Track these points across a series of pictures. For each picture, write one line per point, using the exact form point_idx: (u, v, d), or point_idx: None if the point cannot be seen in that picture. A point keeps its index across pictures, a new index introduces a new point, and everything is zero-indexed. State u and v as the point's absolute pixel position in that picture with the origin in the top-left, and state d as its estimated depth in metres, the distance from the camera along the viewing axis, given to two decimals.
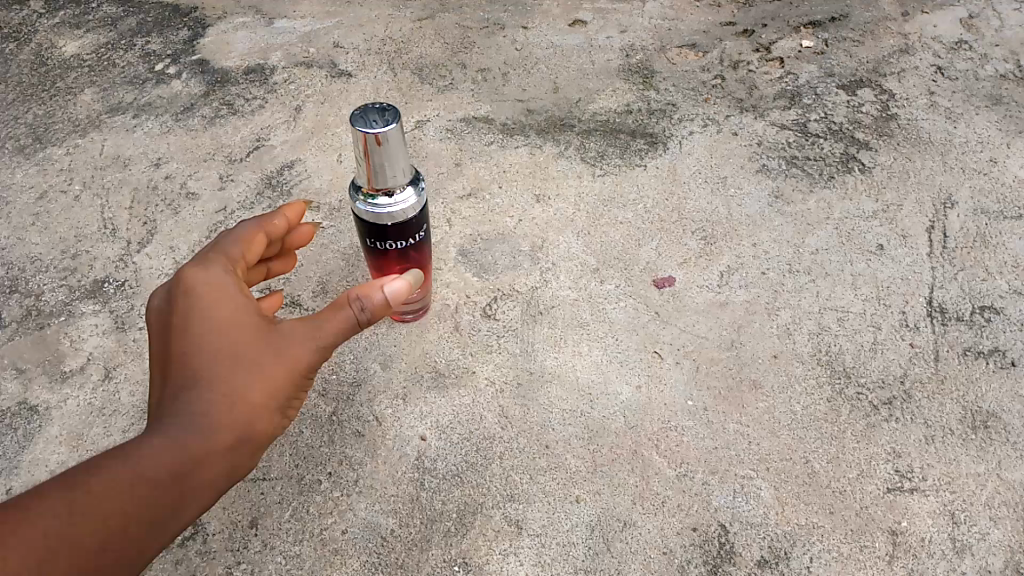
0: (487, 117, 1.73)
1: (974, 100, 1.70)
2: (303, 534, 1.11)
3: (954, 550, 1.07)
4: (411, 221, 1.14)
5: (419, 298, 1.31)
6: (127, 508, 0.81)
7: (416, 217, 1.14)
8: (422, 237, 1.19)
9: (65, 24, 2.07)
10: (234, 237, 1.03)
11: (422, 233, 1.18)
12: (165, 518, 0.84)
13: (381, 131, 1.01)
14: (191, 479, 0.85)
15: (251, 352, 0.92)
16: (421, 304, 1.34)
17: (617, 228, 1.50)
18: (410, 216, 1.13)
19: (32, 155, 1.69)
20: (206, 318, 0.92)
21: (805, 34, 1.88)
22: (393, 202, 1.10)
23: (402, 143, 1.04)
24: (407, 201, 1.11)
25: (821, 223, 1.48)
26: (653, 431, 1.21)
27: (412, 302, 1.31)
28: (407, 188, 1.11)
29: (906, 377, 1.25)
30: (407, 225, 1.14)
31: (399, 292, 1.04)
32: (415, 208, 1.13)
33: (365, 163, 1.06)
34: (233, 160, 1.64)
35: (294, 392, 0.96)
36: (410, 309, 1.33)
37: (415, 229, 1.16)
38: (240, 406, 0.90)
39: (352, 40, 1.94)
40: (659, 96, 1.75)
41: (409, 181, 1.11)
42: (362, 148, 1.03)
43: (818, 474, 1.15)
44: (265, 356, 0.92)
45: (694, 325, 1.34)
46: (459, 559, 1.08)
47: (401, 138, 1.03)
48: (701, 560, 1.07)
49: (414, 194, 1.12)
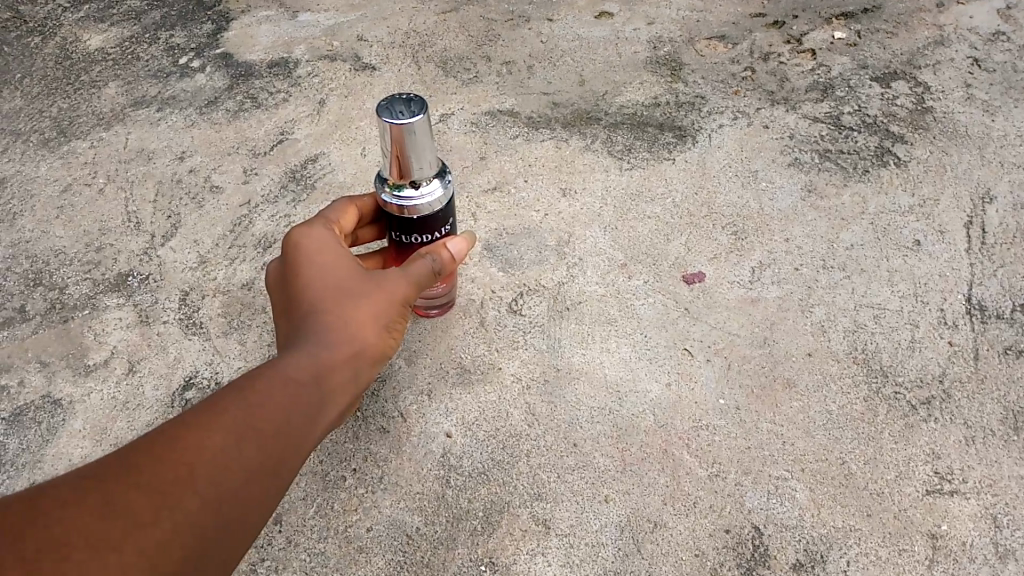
0: (513, 111, 1.71)
1: (1013, 92, 1.65)
2: (328, 531, 1.10)
3: (997, 556, 1.03)
4: (437, 214, 1.11)
5: (446, 291, 1.29)
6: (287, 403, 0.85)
7: (442, 210, 1.12)
8: (448, 229, 1.16)
9: (89, 18, 2.07)
10: (329, 207, 1.12)
11: (448, 225, 1.15)
12: (317, 419, 0.88)
13: (407, 122, 0.99)
14: (330, 383, 0.90)
15: (365, 279, 0.98)
16: (450, 294, 1.31)
17: (645, 222, 1.47)
18: (435, 210, 1.10)
19: (57, 148, 1.69)
20: (317, 259, 0.99)
21: (836, 26, 1.85)
22: (418, 194, 1.08)
23: (429, 137, 1.02)
24: (432, 194, 1.09)
25: (856, 218, 1.44)
26: (684, 430, 1.18)
27: (440, 293, 1.28)
28: (433, 180, 1.09)
29: (945, 376, 1.21)
30: (433, 218, 1.11)
31: (463, 250, 1.08)
32: (441, 202, 1.11)
33: (391, 155, 1.03)
34: (257, 154, 1.63)
35: (400, 320, 1.02)
36: (438, 302, 1.31)
37: (441, 222, 1.14)
38: (363, 322, 0.95)
39: (376, 33, 1.92)
40: (688, 88, 1.72)
41: (435, 175, 1.09)
42: (387, 141, 1.01)
43: (855, 475, 1.12)
44: (375, 281, 0.98)
45: (725, 322, 1.31)
46: (485, 559, 1.06)
47: (427, 131, 1.01)
48: (735, 563, 1.04)
49: (440, 187, 1.10)
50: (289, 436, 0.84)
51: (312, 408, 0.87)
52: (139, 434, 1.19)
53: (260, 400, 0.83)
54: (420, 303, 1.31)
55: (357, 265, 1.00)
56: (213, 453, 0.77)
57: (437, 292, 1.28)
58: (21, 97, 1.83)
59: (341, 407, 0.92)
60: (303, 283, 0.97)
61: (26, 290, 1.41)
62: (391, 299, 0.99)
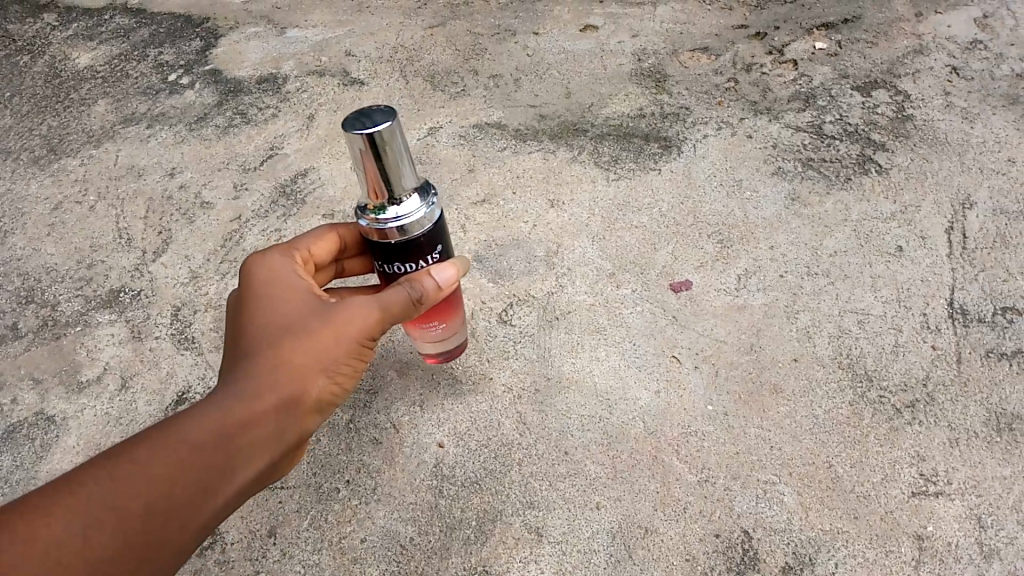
0: (500, 123, 1.73)
1: (990, 99, 1.68)
2: (323, 542, 1.11)
3: (982, 555, 1.05)
4: (420, 241, 1.00)
5: (454, 331, 1.19)
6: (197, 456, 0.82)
7: (424, 237, 1.00)
8: (440, 253, 1.05)
9: (78, 36, 2.09)
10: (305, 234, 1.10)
11: (437, 250, 1.04)
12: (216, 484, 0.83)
13: (378, 125, 0.89)
14: (235, 444, 0.84)
15: (304, 323, 0.93)
16: (460, 333, 1.22)
17: (632, 232, 1.49)
18: (415, 236, 0.99)
19: (47, 166, 1.70)
20: (266, 294, 0.96)
21: (818, 36, 1.88)
22: (399, 213, 0.96)
23: (403, 146, 0.93)
24: (414, 213, 0.97)
25: (839, 225, 1.47)
26: (673, 436, 1.20)
27: (450, 334, 1.19)
28: (413, 197, 0.97)
29: (928, 379, 1.24)
30: (415, 246, 1.00)
31: (449, 280, 1.02)
32: (425, 222, 0.98)
33: (367, 169, 0.93)
34: (247, 169, 1.64)
35: (352, 362, 0.96)
36: (449, 346, 1.22)
37: (427, 247, 1.02)
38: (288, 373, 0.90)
39: (364, 48, 1.94)
40: (673, 99, 1.74)
41: (415, 191, 0.97)
42: (360, 155, 0.91)
43: (842, 479, 1.13)
44: (323, 317, 0.94)
45: (713, 329, 1.33)
46: (479, 567, 1.07)
47: (400, 137, 0.92)
48: (725, 567, 1.06)
49: (423, 204, 0.97)
50: (169, 510, 0.79)
51: (225, 461, 0.84)
52: None
53: (165, 452, 0.80)
54: (431, 350, 1.21)
55: (310, 299, 0.96)
56: (55, 536, 0.73)
57: (445, 333, 1.18)
58: (11, 116, 1.85)
59: (265, 459, 0.88)
60: (249, 318, 0.94)
61: (18, 308, 1.42)
62: (330, 345, 0.93)
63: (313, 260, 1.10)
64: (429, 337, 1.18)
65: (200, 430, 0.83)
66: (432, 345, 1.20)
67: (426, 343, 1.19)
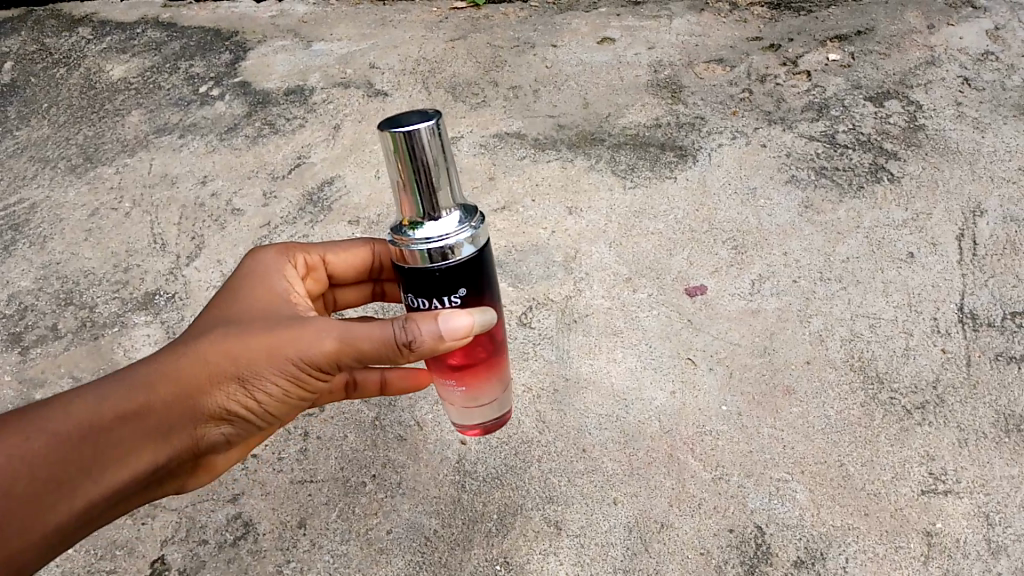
0: (520, 133, 1.78)
1: (1002, 110, 1.71)
2: (350, 533, 1.15)
3: (990, 551, 1.08)
4: (435, 276, 0.75)
5: (490, 400, 0.88)
6: (64, 446, 0.75)
7: (442, 272, 0.75)
8: (467, 297, 0.78)
9: (112, 48, 2.17)
10: (332, 243, 1.04)
11: (461, 292, 0.77)
12: (68, 485, 0.75)
13: (411, 126, 0.69)
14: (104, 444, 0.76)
15: (245, 328, 0.83)
16: (506, 402, 0.91)
17: (649, 238, 1.53)
18: (429, 267, 0.74)
19: (83, 174, 1.78)
20: (240, 289, 0.90)
21: (831, 48, 1.92)
22: (431, 234, 0.73)
23: (445, 154, 0.72)
24: (449, 236, 0.73)
25: (851, 232, 1.50)
26: (688, 435, 1.23)
27: (487, 403, 0.88)
28: (452, 219, 0.73)
29: (938, 382, 1.27)
30: (429, 280, 0.76)
31: (456, 331, 0.77)
32: (458, 251, 0.74)
33: (398, 185, 0.72)
34: (276, 177, 1.70)
35: (293, 385, 0.84)
36: (487, 420, 0.90)
37: (446, 286, 0.76)
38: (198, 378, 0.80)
39: (387, 61, 2.00)
40: (688, 110, 1.79)
41: (457, 209, 0.74)
42: (390, 161, 0.71)
43: (853, 477, 1.17)
44: (272, 326, 0.83)
45: (727, 332, 1.36)
46: (500, 559, 1.11)
47: (441, 141, 0.71)
48: (739, 561, 1.09)
49: (463, 226, 0.74)
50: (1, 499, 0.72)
51: (85, 460, 0.76)
52: None
53: (20, 437, 0.74)
54: (464, 421, 0.90)
55: (278, 308, 0.87)
56: None
57: (480, 401, 0.87)
58: (50, 127, 1.93)
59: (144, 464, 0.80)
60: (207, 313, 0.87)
61: (58, 309, 1.48)
62: (262, 358, 0.81)
63: (327, 270, 1.03)
64: (458, 403, 0.88)
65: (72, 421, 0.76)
66: (465, 416, 0.89)
67: (457, 409, 0.89)
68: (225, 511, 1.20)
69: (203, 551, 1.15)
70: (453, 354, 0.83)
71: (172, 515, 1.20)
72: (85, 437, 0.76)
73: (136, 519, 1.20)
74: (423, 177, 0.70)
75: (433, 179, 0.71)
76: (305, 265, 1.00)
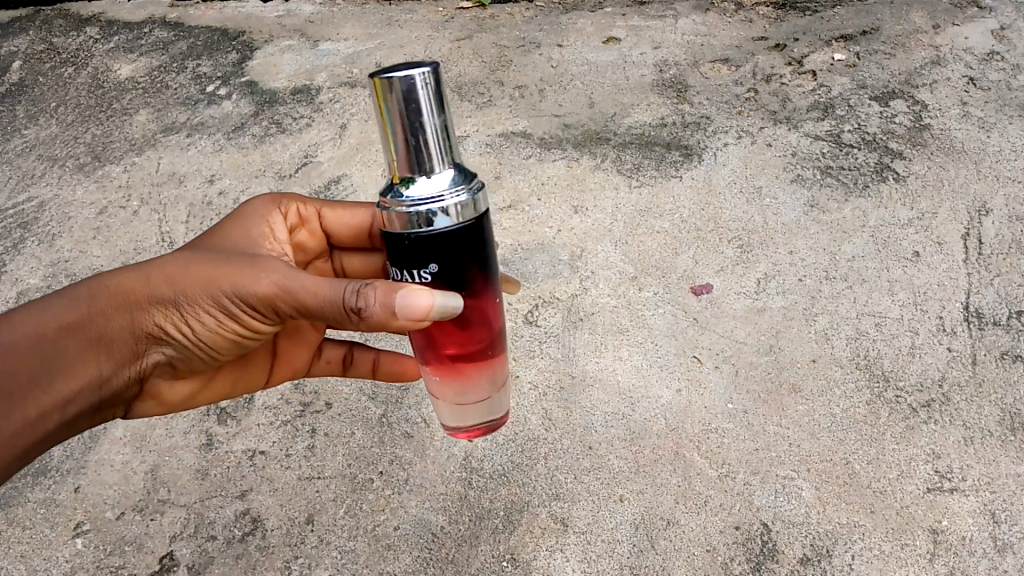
0: (526, 132, 1.78)
1: (1007, 109, 1.71)
2: (358, 529, 1.16)
3: (996, 549, 1.08)
4: (405, 243, 0.70)
5: (478, 398, 0.79)
6: (12, 357, 0.75)
7: (412, 240, 0.69)
8: (441, 275, 0.71)
9: (119, 48, 2.18)
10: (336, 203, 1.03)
11: (432, 269, 0.71)
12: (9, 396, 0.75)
13: (396, 74, 0.64)
14: (46, 354, 0.77)
15: (196, 258, 0.81)
16: (498, 404, 0.82)
17: (655, 237, 1.54)
18: (399, 232, 0.69)
19: (92, 173, 1.79)
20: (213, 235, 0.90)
21: (836, 47, 1.92)
22: (423, 193, 0.67)
23: (440, 108, 0.67)
24: (442, 196, 0.67)
25: (857, 231, 1.50)
26: (694, 432, 1.24)
27: (471, 401, 0.79)
28: (440, 180, 0.67)
29: (944, 380, 1.27)
30: (400, 246, 0.70)
31: (412, 311, 0.70)
32: (431, 221, 0.67)
33: (389, 141, 0.67)
34: (283, 176, 1.71)
35: (233, 321, 0.81)
36: (472, 421, 0.82)
37: (415, 257, 0.70)
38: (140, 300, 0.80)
39: (393, 60, 2.00)
40: (694, 109, 1.79)
41: (453, 168, 0.68)
42: (381, 115, 0.67)
43: (859, 475, 1.17)
44: (220, 259, 0.81)
45: (732, 331, 1.37)
46: (507, 555, 1.12)
47: (437, 92, 0.66)
48: (744, 558, 1.09)
49: (450, 189, 0.67)
50: None
51: (27, 370, 0.76)
52: (179, 441, 1.29)
53: None
54: (447, 418, 0.82)
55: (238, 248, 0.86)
56: None
57: (462, 397, 0.79)
58: (58, 126, 1.94)
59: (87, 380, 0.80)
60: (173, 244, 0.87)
61: None
62: (203, 290, 0.79)
63: (322, 229, 1.02)
64: (442, 396, 0.80)
65: (15, 330, 0.76)
66: (448, 411, 0.81)
67: (440, 403, 0.81)
68: (233, 507, 1.20)
69: (211, 547, 1.16)
70: (436, 337, 0.76)
71: (181, 510, 1.21)
72: (33, 349, 0.76)
73: (145, 515, 1.20)
74: (417, 130, 0.65)
75: (427, 132, 0.66)
76: (295, 219, 1.00)
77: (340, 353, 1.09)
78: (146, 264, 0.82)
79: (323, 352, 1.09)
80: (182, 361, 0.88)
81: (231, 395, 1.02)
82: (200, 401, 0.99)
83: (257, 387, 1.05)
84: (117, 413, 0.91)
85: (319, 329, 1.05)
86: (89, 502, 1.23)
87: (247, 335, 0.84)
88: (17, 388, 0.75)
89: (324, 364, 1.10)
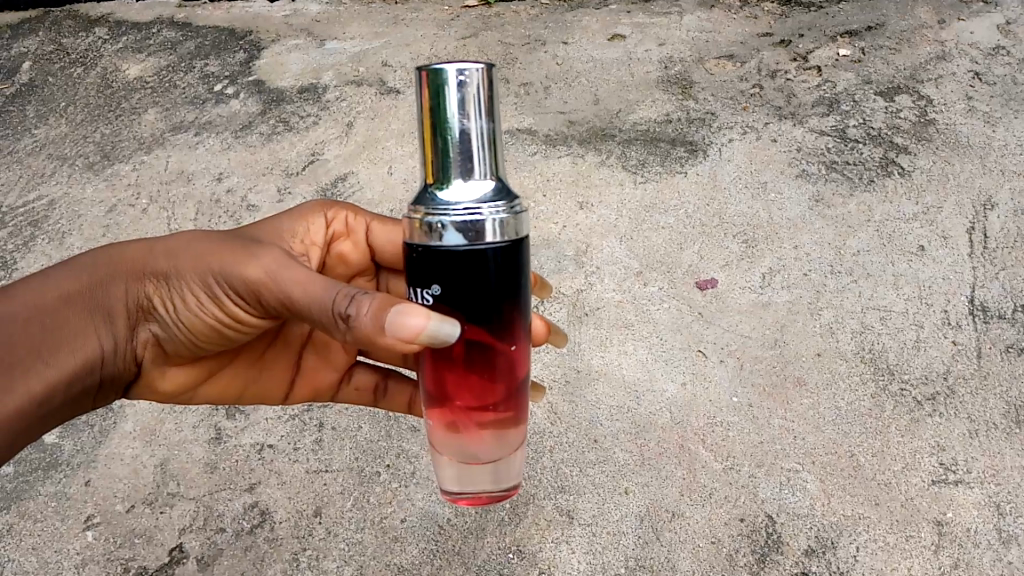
0: (531, 129, 1.79)
1: (1012, 104, 1.72)
2: (365, 522, 1.18)
3: (1001, 541, 1.10)
4: (416, 253, 0.68)
5: (482, 458, 0.74)
6: (15, 328, 0.78)
7: (420, 252, 0.68)
8: (442, 297, 0.69)
9: (128, 48, 2.20)
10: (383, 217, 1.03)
11: (434, 290, 0.69)
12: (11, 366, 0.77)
13: (452, 71, 0.65)
14: (48, 324, 0.79)
15: (202, 237, 0.82)
16: (506, 477, 0.76)
17: (659, 232, 1.54)
18: (412, 242, 0.68)
19: (101, 172, 1.81)
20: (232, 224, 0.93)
21: (841, 43, 1.92)
22: (458, 201, 0.66)
23: (489, 117, 0.67)
24: (478, 208, 0.66)
25: (862, 226, 1.50)
26: (699, 425, 1.25)
27: (469, 460, 0.74)
28: (480, 193, 0.66)
29: (949, 373, 1.27)
30: (412, 258, 0.69)
31: (402, 328, 0.68)
32: (442, 235, 0.66)
33: (431, 143, 0.67)
34: (290, 174, 1.72)
35: (225, 307, 0.81)
36: (472, 488, 0.75)
37: (426, 272, 0.69)
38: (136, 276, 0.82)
39: (400, 58, 2.01)
40: (699, 105, 1.79)
41: (494, 181, 0.68)
42: (429, 116, 0.67)
43: (864, 467, 1.18)
44: (223, 241, 0.82)
45: (738, 325, 1.37)
46: (513, 547, 1.14)
47: (488, 99, 0.67)
48: (749, 550, 1.11)
49: (485, 203, 0.66)
50: None
51: (29, 343, 0.78)
52: (186, 435, 1.30)
53: None
54: (449, 483, 0.76)
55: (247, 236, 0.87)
56: None
57: (463, 455, 0.74)
58: (68, 125, 1.96)
59: (83, 357, 0.81)
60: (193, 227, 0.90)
61: None
62: (197, 269, 0.80)
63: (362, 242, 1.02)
64: (443, 451, 0.74)
65: (25, 300, 0.80)
66: (449, 472, 0.75)
67: (442, 460, 0.75)
68: (242, 500, 1.22)
69: (220, 539, 1.18)
70: (446, 379, 0.72)
71: (190, 503, 1.22)
72: (35, 320, 0.79)
73: (154, 509, 1.22)
74: (461, 134, 0.66)
75: (471, 137, 0.66)
76: (334, 226, 1.00)
77: (372, 381, 1.09)
78: (154, 240, 0.84)
79: (353, 377, 1.09)
80: (178, 348, 0.88)
81: (239, 398, 1.03)
82: (203, 396, 0.99)
83: (273, 398, 1.06)
84: (122, 395, 0.92)
85: (348, 350, 1.06)
86: (100, 495, 1.24)
87: (237, 324, 0.84)
88: (18, 360, 0.77)
89: (351, 391, 1.10)
